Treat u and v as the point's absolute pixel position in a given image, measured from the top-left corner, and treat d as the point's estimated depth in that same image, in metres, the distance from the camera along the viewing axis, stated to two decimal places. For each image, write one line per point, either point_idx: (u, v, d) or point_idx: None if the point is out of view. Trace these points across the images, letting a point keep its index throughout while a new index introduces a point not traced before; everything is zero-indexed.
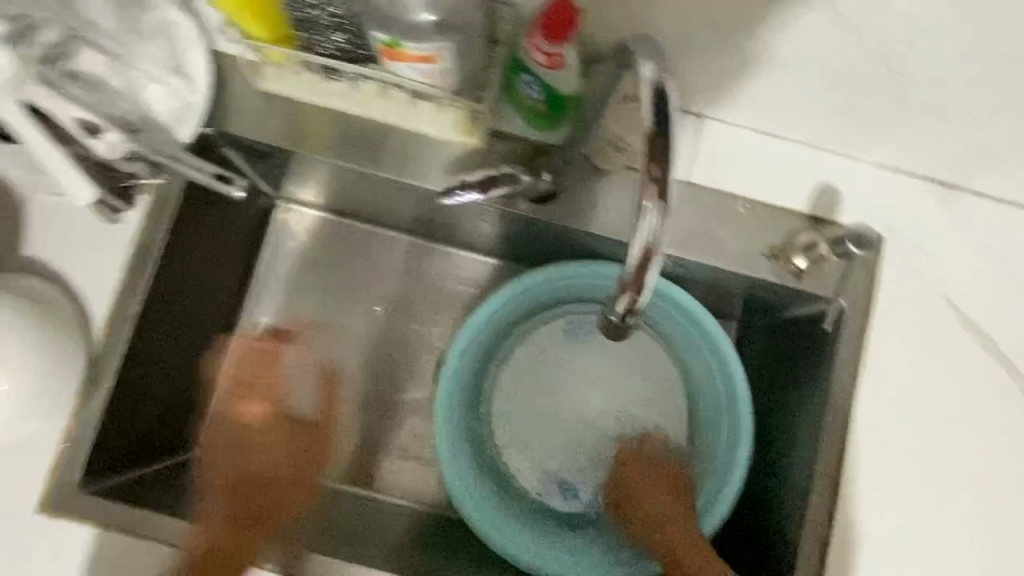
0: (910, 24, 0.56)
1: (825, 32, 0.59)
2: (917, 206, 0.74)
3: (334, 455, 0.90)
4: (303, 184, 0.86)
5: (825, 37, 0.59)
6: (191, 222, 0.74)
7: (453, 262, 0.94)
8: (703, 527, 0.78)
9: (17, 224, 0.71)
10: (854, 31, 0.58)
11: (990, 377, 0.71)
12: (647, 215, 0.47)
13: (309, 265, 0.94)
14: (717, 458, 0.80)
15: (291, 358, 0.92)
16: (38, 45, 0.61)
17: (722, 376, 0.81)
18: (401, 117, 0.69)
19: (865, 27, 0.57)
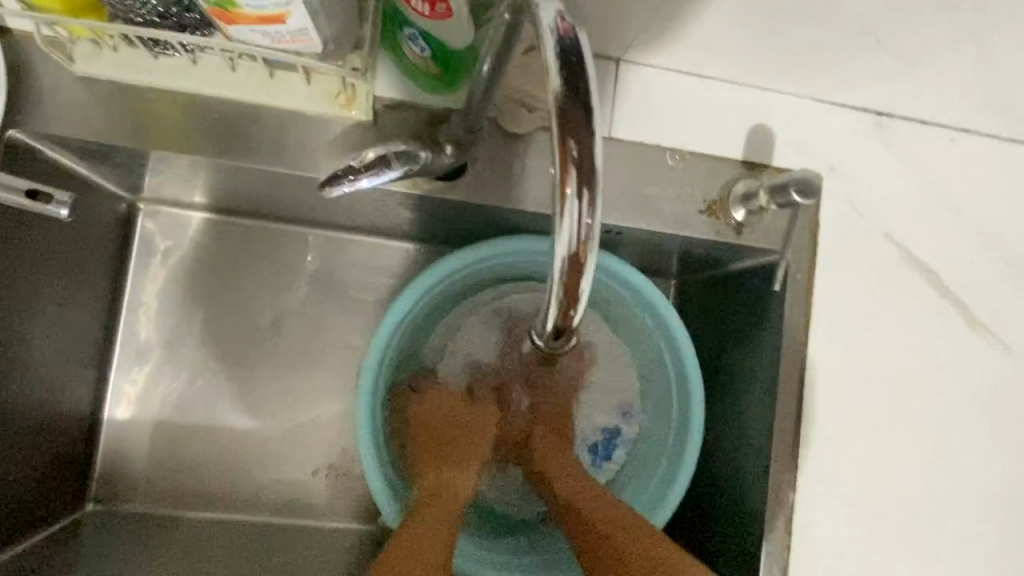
0: None
1: None
2: (853, 142, 0.68)
3: (256, 485, 0.81)
4: (165, 184, 0.73)
5: None
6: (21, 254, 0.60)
7: (362, 251, 0.84)
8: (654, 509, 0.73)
9: None
10: None
11: (937, 312, 0.69)
12: (569, 206, 0.35)
13: (201, 276, 0.82)
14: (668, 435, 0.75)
15: (193, 384, 0.81)
16: None
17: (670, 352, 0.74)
18: (264, 95, 0.57)
19: None
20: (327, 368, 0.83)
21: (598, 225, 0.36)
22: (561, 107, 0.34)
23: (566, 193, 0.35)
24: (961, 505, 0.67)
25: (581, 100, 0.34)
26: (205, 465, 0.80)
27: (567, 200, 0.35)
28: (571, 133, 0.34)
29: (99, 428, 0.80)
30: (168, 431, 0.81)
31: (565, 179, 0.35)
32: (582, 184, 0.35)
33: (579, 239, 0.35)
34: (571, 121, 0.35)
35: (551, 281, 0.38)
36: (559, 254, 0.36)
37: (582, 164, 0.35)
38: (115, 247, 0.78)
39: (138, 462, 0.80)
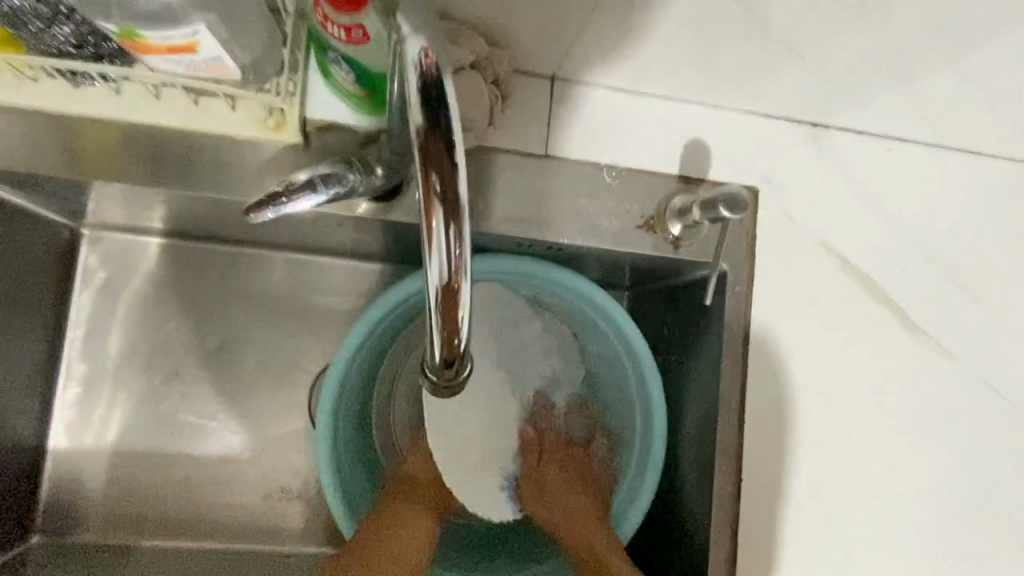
0: None
1: None
2: (790, 154, 0.69)
3: (208, 515, 0.80)
4: (105, 210, 0.72)
5: None
6: None
7: (312, 270, 0.83)
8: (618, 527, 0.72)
9: None
10: None
11: (878, 319, 0.69)
12: (437, 236, 0.37)
13: (150, 302, 0.81)
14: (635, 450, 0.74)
15: (143, 412, 0.80)
16: None
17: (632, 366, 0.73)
18: (189, 121, 0.57)
19: None
20: (279, 390, 0.82)
21: (467, 254, 0.38)
22: (423, 144, 0.36)
23: (432, 227, 0.37)
24: (904, 508, 0.68)
25: (444, 136, 0.36)
26: (157, 494, 0.79)
27: (432, 230, 0.37)
28: (432, 167, 0.36)
29: (44, 459, 0.78)
30: (116, 460, 0.79)
31: (431, 214, 0.37)
32: (449, 217, 0.37)
33: (447, 266, 0.37)
34: (434, 158, 0.37)
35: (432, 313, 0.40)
36: (432, 283, 0.38)
37: (447, 198, 0.37)
38: (57, 275, 0.77)
39: (86, 493, 0.78)
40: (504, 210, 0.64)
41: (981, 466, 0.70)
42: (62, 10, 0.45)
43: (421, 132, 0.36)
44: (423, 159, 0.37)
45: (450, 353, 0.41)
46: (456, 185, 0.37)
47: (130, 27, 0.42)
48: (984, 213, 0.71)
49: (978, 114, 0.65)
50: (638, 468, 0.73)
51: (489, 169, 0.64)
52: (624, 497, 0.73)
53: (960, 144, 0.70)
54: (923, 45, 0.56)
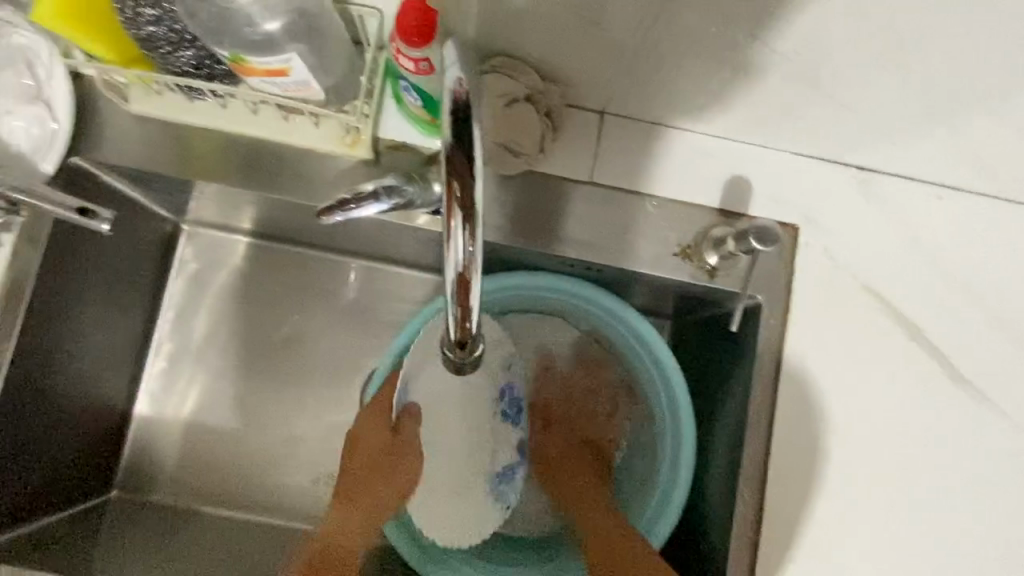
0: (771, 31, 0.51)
1: (688, 41, 0.55)
2: (834, 195, 0.71)
3: (258, 493, 0.87)
4: (202, 208, 0.82)
5: (689, 46, 0.55)
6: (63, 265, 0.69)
7: (374, 276, 0.91)
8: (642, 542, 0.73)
9: None
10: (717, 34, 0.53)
11: (918, 367, 0.69)
12: (455, 234, 0.43)
13: (230, 293, 0.91)
14: (660, 471, 0.75)
15: (214, 390, 0.89)
16: None
17: (660, 386, 0.76)
18: (280, 134, 0.66)
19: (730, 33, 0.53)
20: (334, 383, 0.89)
21: (478, 252, 0.44)
22: (449, 158, 0.42)
23: (451, 226, 0.43)
24: (930, 559, 0.67)
25: (465, 152, 0.42)
26: (216, 466, 0.88)
27: (451, 230, 0.43)
28: (455, 178, 0.42)
29: (129, 423, 0.88)
30: (187, 432, 0.88)
31: (451, 216, 0.43)
32: (466, 222, 0.43)
33: (461, 262, 0.43)
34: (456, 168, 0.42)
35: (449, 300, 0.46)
36: (450, 276, 0.44)
37: (465, 205, 0.42)
38: (157, 263, 0.88)
39: (160, 458, 0.88)
40: (549, 230, 0.69)
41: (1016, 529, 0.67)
42: (188, 38, 0.54)
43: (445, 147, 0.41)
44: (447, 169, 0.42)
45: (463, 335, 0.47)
46: (472, 194, 0.42)
47: (238, 53, 0.50)
48: None
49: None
50: (663, 489, 0.74)
51: (536, 193, 0.69)
52: (649, 515, 0.74)
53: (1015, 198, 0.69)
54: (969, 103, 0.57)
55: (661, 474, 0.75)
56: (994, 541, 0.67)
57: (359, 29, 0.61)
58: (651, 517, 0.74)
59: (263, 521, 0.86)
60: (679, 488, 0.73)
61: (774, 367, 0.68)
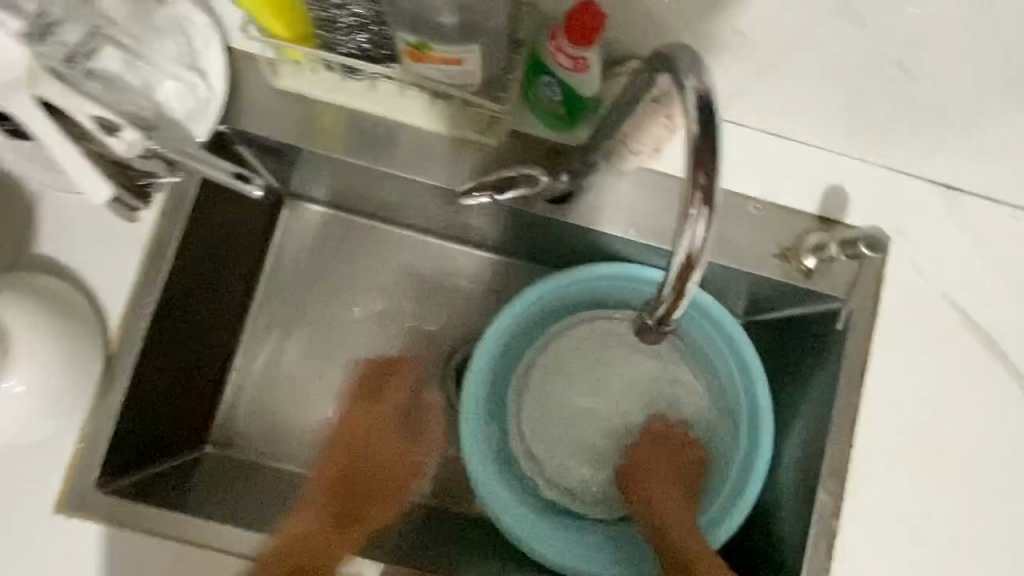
0: (912, 23, 0.57)
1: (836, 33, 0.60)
2: (923, 209, 0.75)
3: (329, 468, 0.90)
4: (306, 181, 0.87)
5: (836, 36, 0.61)
6: (198, 228, 0.71)
7: (461, 258, 0.95)
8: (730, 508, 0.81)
9: (13, 219, 0.67)
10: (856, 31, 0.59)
11: (985, 371, 0.74)
12: (691, 222, 0.45)
13: (311, 265, 0.94)
14: (740, 442, 0.83)
15: (292, 358, 0.92)
16: (60, 45, 0.59)
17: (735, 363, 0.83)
18: (418, 119, 0.69)
19: (870, 29, 0.59)
20: (418, 360, 0.93)
21: (712, 238, 0.45)
22: (696, 149, 0.43)
23: (689, 211, 0.45)
24: (983, 544, 0.71)
25: (715, 142, 0.43)
26: (285, 433, 0.90)
27: (689, 217, 0.44)
28: (700, 169, 0.43)
29: (225, 384, 0.91)
30: (283, 393, 0.91)
31: (692, 205, 0.44)
32: (702, 206, 0.44)
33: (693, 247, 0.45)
34: (701, 158, 0.44)
35: (666, 276, 0.47)
36: (677, 259, 0.46)
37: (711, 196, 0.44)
38: (261, 232, 0.90)
39: (243, 416, 0.90)
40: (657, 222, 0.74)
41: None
42: (369, 23, 0.58)
43: (697, 139, 0.43)
44: (695, 158, 0.44)
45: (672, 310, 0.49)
46: (717, 182, 0.43)
47: (423, 40, 0.54)
48: None
49: None
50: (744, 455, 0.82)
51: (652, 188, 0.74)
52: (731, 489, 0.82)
53: None
54: None
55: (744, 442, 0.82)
56: None
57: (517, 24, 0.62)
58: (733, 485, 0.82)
59: None
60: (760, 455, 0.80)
61: (859, 358, 0.73)
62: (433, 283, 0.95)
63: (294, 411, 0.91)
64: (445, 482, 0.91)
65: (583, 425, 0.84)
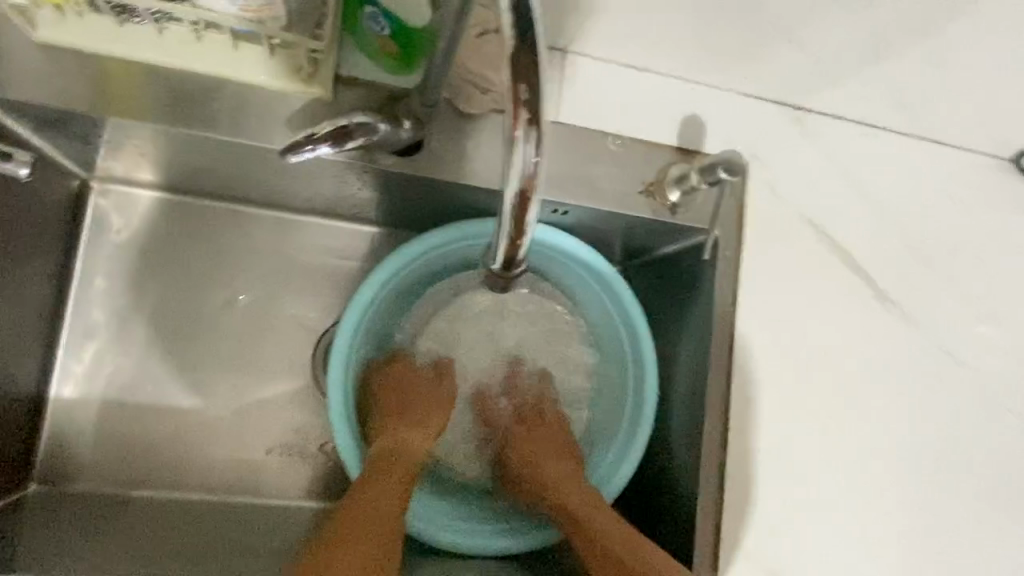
0: None
1: None
2: (776, 131, 0.76)
3: (197, 486, 0.80)
4: (117, 162, 0.74)
5: None
6: None
7: (319, 231, 0.85)
8: (622, 461, 0.77)
9: None
10: None
11: (847, 283, 0.76)
12: (520, 145, 0.39)
13: (139, 258, 0.81)
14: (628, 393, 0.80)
15: (133, 369, 0.80)
16: None
17: (620, 313, 0.79)
18: (227, 71, 0.59)
19: None
20: (283, 350, 0.83)
21: (544, 163, 0.40)
22: (514, 58, 0.37)
23: (517, 131, 0.38)
24: (863, 452, 0.74)
25: (534, 53, 0.37)
26: (138, 452, 0.79)
27: (518, 138, 0.38)
28: (523, 79, 0.37)
29: (41, 409, 0.77)
30: (123, 410, 0.79)
31: (516, 123, 0.38)
32: (530, 128, 0.38)
33: (525, 176, 0.39)
34: (521, 68, 0.38)
35: (503, 214, 0.41)
36: (510, 191, 0.40)
37: (532, 108, 0.38)
38: (65, 227, 0.76)
39: (84, 444, 0.78)
40: None
41: (953, 435, 0.76)
42: None
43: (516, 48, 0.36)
44: (513, 70, 0.37)
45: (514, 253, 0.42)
46: (542, 97, 0.38)
47: None
48: (938, 193, 0.79)
49: (944, 105, 0.73)
50: (634, 407, 0.79)
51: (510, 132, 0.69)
52: (621, 445, 0.79)
53: (930, 135, 0.78)
54: (903, 37, 0.64)
55: (630, 391, 0.80)
56: (928, 447, 0.76)
57: None
58: (625, 442, 0.78)
59: (207, 507, 0.79)
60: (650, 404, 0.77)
61: (730, 290, 0.73)
62: (290, 262, 0.84)
63: (149, 429, 0.80)
64: (333, 478, 0.83)
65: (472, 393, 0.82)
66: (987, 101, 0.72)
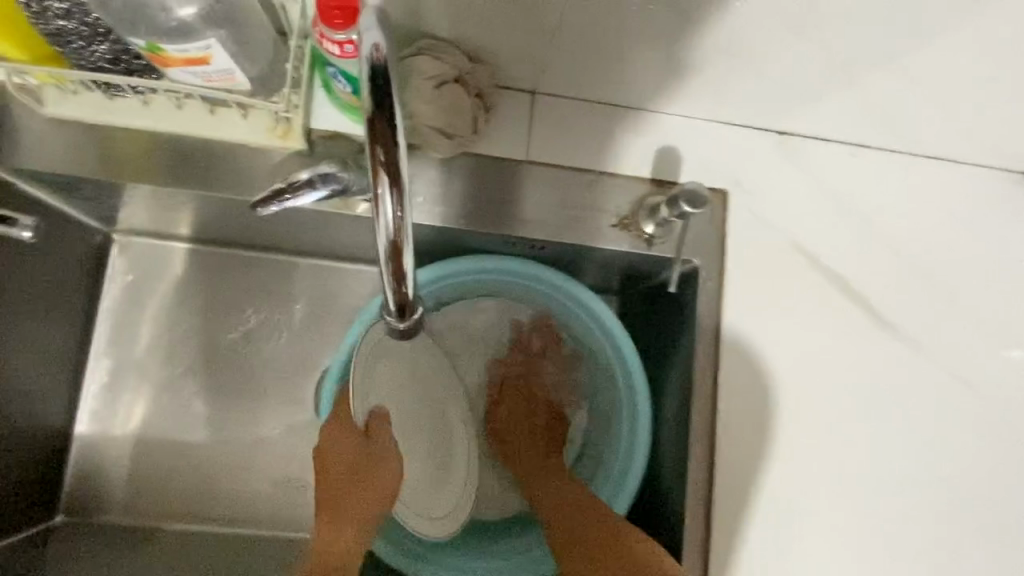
0: None
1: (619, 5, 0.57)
2: (759, 158, 0.74)
3: (205, 518, 0.84)
4: (132, 217, 0.80)
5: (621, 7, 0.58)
6: None
7: (319, 271, 0.89)
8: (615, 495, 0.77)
9: None
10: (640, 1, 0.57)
11: (841, 309, 0.73)
12: (382, 203, 0.42)
13: (156, 303, 0.87)
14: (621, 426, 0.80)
15: (151, 408, 0.85)
16: None
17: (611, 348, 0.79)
18: (208, 132, 0.64)
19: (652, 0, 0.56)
20: (287, 386, 0.87)
21: (408, 214, 0.43)
22: (372, 122, 0.40)
23: (379, 190, 0.42)
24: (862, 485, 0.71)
25: (390, 116, 0.40)
26: (153, 485, 0.84)
27: (379, 199, 0.42)
28: (379, 145, 0.41)
29: (69, 445, 0.84)
30: (140, 446, 0.85)
31: (378, 183, 0.42)
32: (392, 187, 0.42)
33: (394, 229, 0.43)
34: (378, 133, 0.41)
35: (381, 264, 0.46)
36: (382, 244, 0.44)
37: (391, 169, 0.41)
38: (89, 277, 0.84)
39: (105, 476, 0.84)
40: (489, 208, 0.71)
41: (963, 465, 0.72)
42: (101, 31, 0.52)
43: (369, 114, 0.40)
44: (372, 136, 0.40)
45: (402, 298, 0.48)
46: (398, 158, 0.41)
47: (154, 42, 0.49)
48: (940, 214, 0.75)
49: (936, 123, 0.70)
50: (627, 440, 0.78)
51: (483, 172, 0.71)
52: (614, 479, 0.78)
53: (928, 152, 0.75)
54: (876, 61, 0.62)
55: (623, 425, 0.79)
56: (933, 475, 0.72)
57: (282, 17, 0.59)
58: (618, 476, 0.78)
59: (214, 538, 0.83)
60: (641, 437, 0.76)
61: (713, 320, 0.72)
62: (294, 301, 0.89)
63: (163, 463, 0.85)
64: None
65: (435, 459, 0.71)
66: (984, 118, 0.68)
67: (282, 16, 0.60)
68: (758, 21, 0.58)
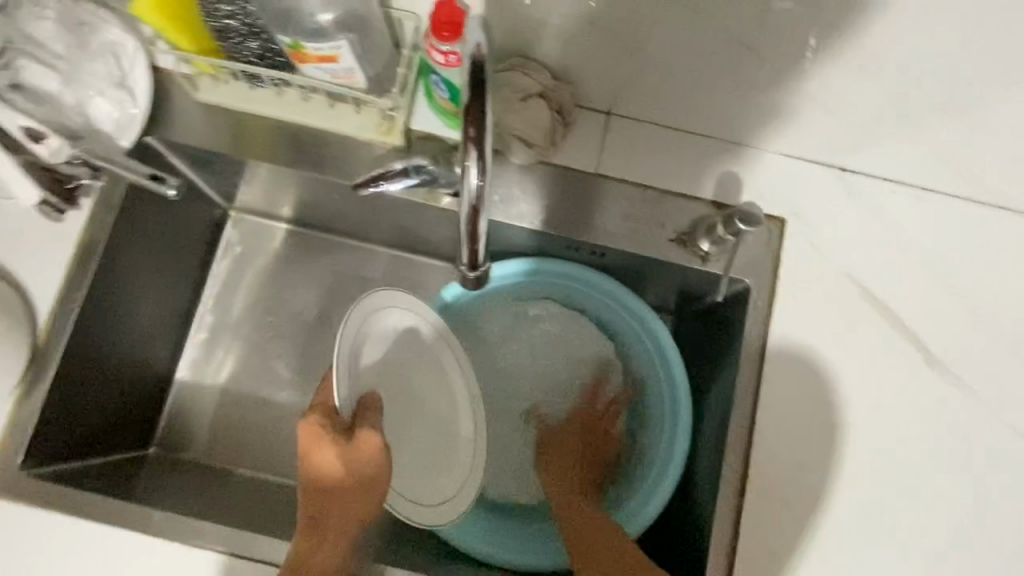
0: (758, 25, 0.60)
1: (694, 38, 0.63)
2: (821, 192, 0.78)
3: (272, 468, 0.93)
4: (248, 195, 0.92)
5: (696, 41, 0.64)
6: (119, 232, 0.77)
7: (399, 262, 0.98)
8: (650, 496, 0.80)
9: None
10: (714, 35, 0.63)
11: (891, 345, 0.75)
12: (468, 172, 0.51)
13: (257, 273, 0.99)
14: (662, 434, 0.83)
15: (239, 363, 0.96)
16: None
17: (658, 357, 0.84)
18: (325, 124, 0.74)
19: (725, 35, 0.62)
20: None
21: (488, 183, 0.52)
22: (467, 109, 0.48)
23: (468, 162, 0.50)
24: (896, 520, 0.71)
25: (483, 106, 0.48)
26: (231, 432, 0.94)
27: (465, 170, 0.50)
28: (470, 123, 0.49)
29: (168, 387, 0.95)
30: (227, 397, 0.95)
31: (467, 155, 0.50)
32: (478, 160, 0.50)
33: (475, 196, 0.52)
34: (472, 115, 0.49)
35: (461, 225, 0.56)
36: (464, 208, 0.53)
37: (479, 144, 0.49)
38: (206, 243, 0.96)
39: (193, 419, 0.95)
40: (557, 213, 0.78)
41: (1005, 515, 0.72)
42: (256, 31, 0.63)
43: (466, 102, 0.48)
44: (469, 117, 0.49)
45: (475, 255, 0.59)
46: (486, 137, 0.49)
47: (298, 40, 0.59)
48: (1004, 264, 0.75)
49: (1004, 173, 0.71)
50: (666, 446, 0.82)
51: (556, 181, 0.78)
52: (651, 481, 0.81)
53: (998, 202, 0.75)
54: (942, 107, 0.65)
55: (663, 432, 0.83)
56: (972, 520, 0.71)
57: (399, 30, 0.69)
58: (654, 479, 0.81)
59: (277, 488, 0.92)
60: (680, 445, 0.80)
61: (760, 339, 0.75)
62: (373, 286, 0.98)
63: (243, 415, 0.95)
64: None
65: (438, 436, 0.80)
66: None
67: (399, 30, 0.69)
68: (824, 61, 0.63)
